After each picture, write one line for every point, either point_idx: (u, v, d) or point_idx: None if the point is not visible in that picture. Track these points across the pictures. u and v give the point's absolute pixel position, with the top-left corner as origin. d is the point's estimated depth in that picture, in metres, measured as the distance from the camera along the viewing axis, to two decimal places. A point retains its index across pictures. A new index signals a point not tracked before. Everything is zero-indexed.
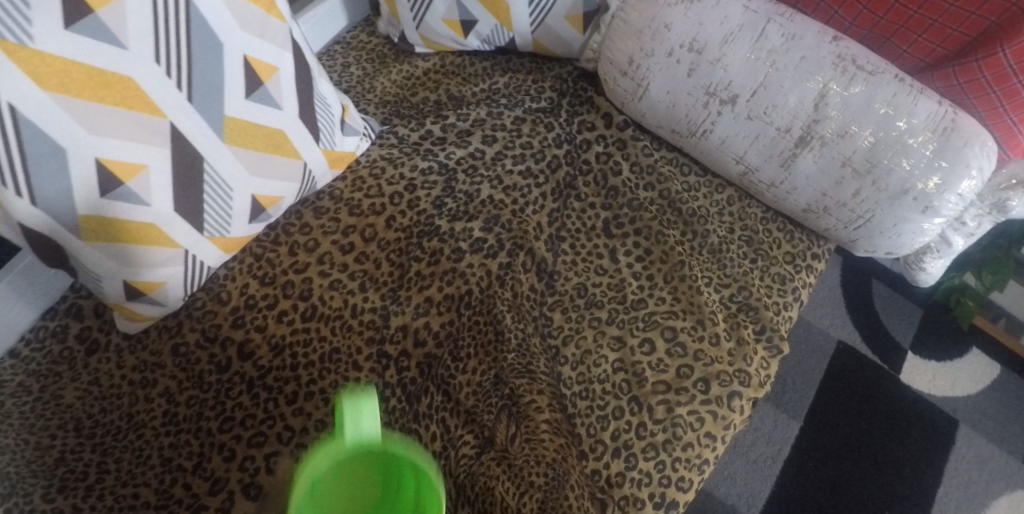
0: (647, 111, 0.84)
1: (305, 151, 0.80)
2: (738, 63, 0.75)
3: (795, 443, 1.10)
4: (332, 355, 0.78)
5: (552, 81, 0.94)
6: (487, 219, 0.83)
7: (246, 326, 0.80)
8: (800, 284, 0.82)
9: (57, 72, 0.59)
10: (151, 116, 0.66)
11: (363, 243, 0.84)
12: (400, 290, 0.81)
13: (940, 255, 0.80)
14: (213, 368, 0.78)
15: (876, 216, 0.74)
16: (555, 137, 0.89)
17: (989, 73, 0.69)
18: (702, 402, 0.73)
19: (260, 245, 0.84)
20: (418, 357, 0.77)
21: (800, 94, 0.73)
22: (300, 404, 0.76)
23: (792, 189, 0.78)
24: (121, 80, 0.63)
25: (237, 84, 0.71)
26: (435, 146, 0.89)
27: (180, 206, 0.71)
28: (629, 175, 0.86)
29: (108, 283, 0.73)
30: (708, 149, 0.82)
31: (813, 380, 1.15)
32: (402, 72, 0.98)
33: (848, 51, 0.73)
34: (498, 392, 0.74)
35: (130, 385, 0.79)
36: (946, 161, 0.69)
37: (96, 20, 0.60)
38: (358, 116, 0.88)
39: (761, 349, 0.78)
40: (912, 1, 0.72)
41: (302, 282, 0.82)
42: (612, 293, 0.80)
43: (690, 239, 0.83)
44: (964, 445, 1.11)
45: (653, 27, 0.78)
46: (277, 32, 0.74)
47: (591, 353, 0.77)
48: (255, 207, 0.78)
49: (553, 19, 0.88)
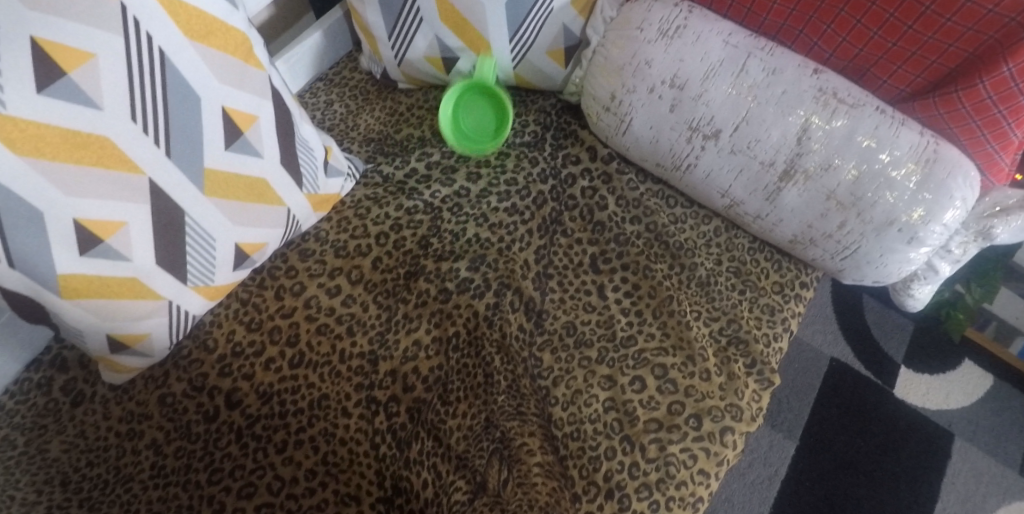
0: (631, 145, 0.83)
1: (287, 196, 0.79)
2: (720, 98, 0.75)
3: (792, 463, 1.09)
4: (321, 402, 0.77)
5: (536, 114, 0.94)
6: (473, 259, 0.83)
7: (234, 375, 0.79)
8: (789, 313, 0.81)
9: (31, 137, 0.59)
10: (128, 174, 0.66)
11: (349, 285, 0.83)
12: (388, 333, 0.81)
13: (928, 281, 0.80)
14: (200, 418, 0.77)
15: (861, 247, 0.74)
16: (540, 173, 0.89)
17: (969, 104, 0.69)
18: (695, 439, 0.73)
19: (246, 290, 0.83)
20: (408, 402, 0.77)
21: (783, 129, 0.73)
22: (290, 453, 0.75)
23: (779, 221, 0.78)
24: (97, 140, 0.63)
25: (216, 135, 0.71)
26: (420, 184, 0.89)
27: (161, 259, 0.71)
28: (615, 210, 0.86)
29: (91, 339, 0.72)
30: (692, 182, 0.81)
31: (808, 398, 1.14)
32: (385, 109, 0.99)
33: (829, 84, 0.73)
34: (490, 436, 0.74)
35: (116, 437, 0.77)
36: (929, 192, 0.69)
37: (69, 82, 0.60)
38: (342, 156, 0.88)
39: (752, 382, 0.77)
40: (891, 34, 0.71)
41: (289, 328, 0.81)
42: (601, 331, 0.80)
43: (678, 273, 0.83)
44: (960, 460, 1.10)
45: (634, 63, 0.78)
46: (255, 80, 0.73)
47: (581, 393, 0.76)
48: (239, 255, 0.78)
49: (535, 54, 0.88)
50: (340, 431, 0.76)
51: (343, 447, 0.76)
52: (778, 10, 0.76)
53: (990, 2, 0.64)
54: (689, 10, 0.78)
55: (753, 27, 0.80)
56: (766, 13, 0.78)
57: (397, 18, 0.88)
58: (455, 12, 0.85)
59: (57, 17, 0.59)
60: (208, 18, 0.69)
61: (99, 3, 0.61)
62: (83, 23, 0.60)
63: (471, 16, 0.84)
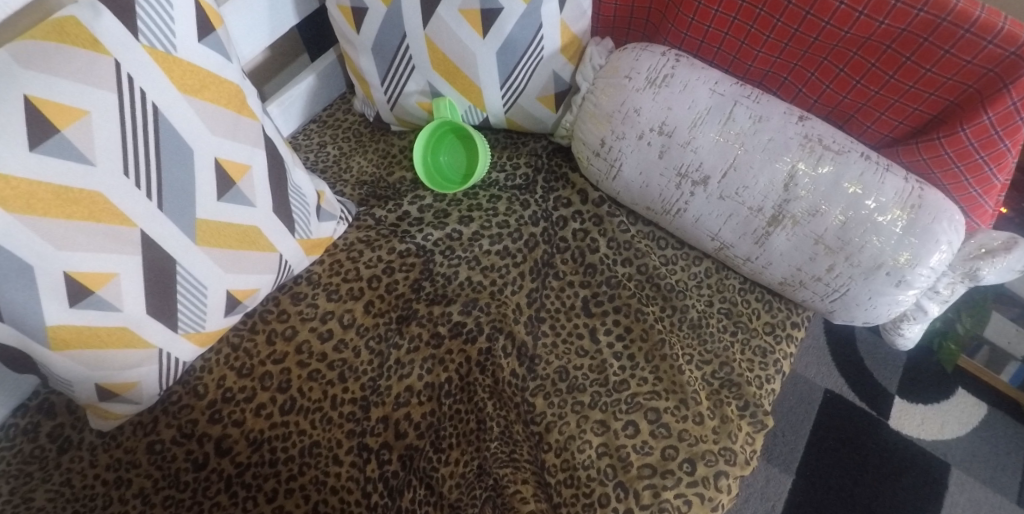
0: (621, 189, 0.85)
1: (279, 242, 0.79)
2: (708, 145, 0.76)
3: (789, 498, 1.07)
4: (312, 449, 0.77)
5: (527, 157, 0.95)
6: (465, 302, 0.84)
7: (224, 421, 0.78)
8: (781, 355, 0.81)
9: (23, 194, 0.60)
10: (120, 226, 0.66)
11: (341, 329, 0.83)
12: (380, 379, 0.80)
13: (917, 321, 0.80)
14: (190, 466, 0.76)
15: (850, 290, 0.74)
16: (531, 215, 0.89)
17: (952, 150, 0.70)
18: (689, 485, 0.72)
19: (238, 334, 0.83)
20: (400, 449, 0.77)
21: (770, 174, 0.74)
22: (280, 502, 0.74)
23: (768, 264, 0.78)
24: (89, 195, 0.64)
25: (208, 186, 0.71)
26: (412, 227, 0.90)
27: (152, 308, 0.71)
28: (606, 252, 0.87)
29: (80, 389, 0.71)
30: (683, 225, 0.82)
31: (804, 431, 1.13)
32: (379, 151, 1.00)
33: (814, 131, 0.74)
34: (482, 483, 0.74)
35: (103, 485, 0.76)
36: (915, 237, 0.69)
37: (62, 138, 0.62)
38: (334, 200, 0.88)
39: (745, 424, 0.77)
40: (873, 83, 0.72)
41: (281, 374, 0.80)
42: (593, 375, 0.80)
43: (669, 314, 0.83)
44: (957, 492, 1.07)
45: (623, 111, 0.79)
46: (248, 131, 0.74)
47: (574, 439, 0.76)
48: (230, 301, 0.77)
49: (526, 99, 0.89)
50: (332, 479, 0.75)
51: (334, 496, 0.75)
52: (763, 58, 0.78)
53: (968, 54, 0.65)
54: (676, 58, 0.79)
55: (739, 73, 0.82)
56: (751, 61, 0.79)
57: (389, 65, 0.90)
58: (446, 61, 0.86)
59: (51, 75, 0.61)
60: (201, 72, 0.70)
61: (94, 60, 0.63)
62: (77, 81, 0.62)
63: (463, 64, 0.86)
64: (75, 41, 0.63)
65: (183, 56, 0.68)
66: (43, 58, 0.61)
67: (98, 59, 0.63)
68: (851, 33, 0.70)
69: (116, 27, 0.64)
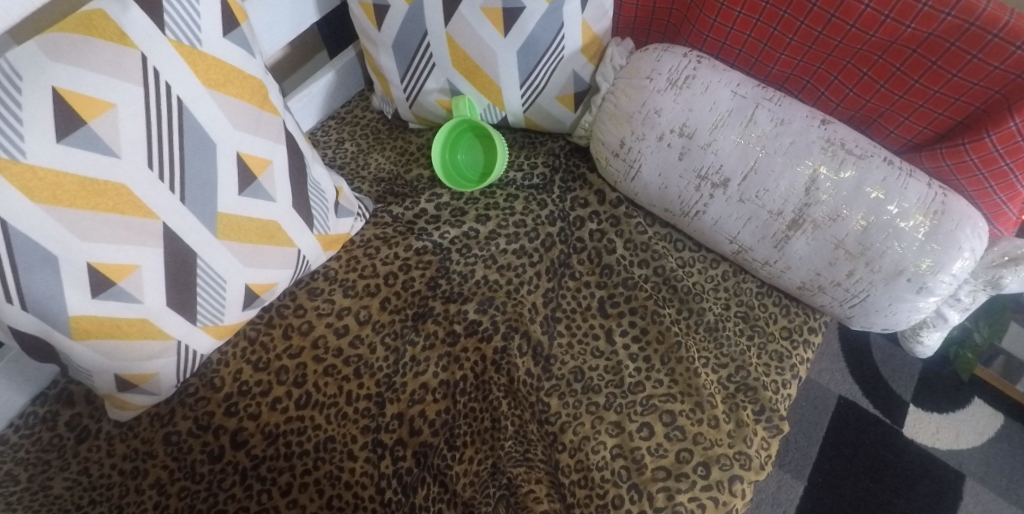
0: (640, 191, 0.84)
1: (298, 238, 0.80)
2: (729, 147, 0.75)
3: (801, 504, 1.07)
4: (326, 444, 0.77)
5: (545, 157, 0.95)
6: (481, 301, 0.84)
7: (239, 414, 0.78)
8: (798, 360, 0.80)
9: (49, 185, 0.61)
10: (143, 219, 0.67)
11: (357, 325, 0.83)
12: (395, 376, 0.81)
13: (937, 329, 0.79)
14: (205, 458, 0.76)
15: (870, 296, 0.73)
16: (548, 215, 0.90)
17: (977, 156, 0.69)
18: (704, 488, 0.71)
19: (254, 327, 0.84)
20: (414, 446, 0.77)
21: (791, 178, 0.73)
22: (295, 496, 0.74)
23: (786, 267, 0.77)
24: (114, 187, 0.65)
25: (230, 180, 0.72)
26: (429, 225, 0.90)
27: (171, 300, 0.71)
28: (623, 253, 0.87)
29: (100, 378, 0.72)
30: (701, 228, 0.82)
31: (818, 437, 1.12)
32: (397, 148, 1.00)
33: (837, 135, 0.73)
34: (496, 482, 0.75)
35: (120, 475, 0.76)
36: (938, 244, 0.68)
37: (89, 131, 0.63)
38: (352, 197, 0.89)
39: (761, 429, 0.76)
40: (897, 87, 0.72)
41: (297, 368, 0.81)
42: (609, 377, 0.80)
43: (686, 317, 0.83)
44: (971, 502, 1.06)
45: (644, 112, 0.79)
46: (270, 126, 0.75)
47: (589, 440, 0.76)
48: (248, 295, 0.78)
49: (546, 99, 0.89)
50: (346, 474, 0.76)
51: (348, 491, 0.75)
52: (786, 61, 0.78)
53: (995, 59, 0.64)
54: (698, 60, 0.79)
55: (761, 76, 0.82)
56: (774, 63, 0.79)
57: (410, 62, 0.90)
58: (467, 59, 0.86)
59: (78, 68, 0.62)
60: (226, 67, 0.70)
61: (121, 53, 0.64)
62: (105, 74, 0.63)
63: (483, 62, 0.86)
64: (103, 34, 0.63)
65: (208, 51, 0.69)
66: (71, 50, 0.62)
67: (125, 52, 0.64)
68: (876, 37, 0.69)
69: (143, 21, 0.65)
